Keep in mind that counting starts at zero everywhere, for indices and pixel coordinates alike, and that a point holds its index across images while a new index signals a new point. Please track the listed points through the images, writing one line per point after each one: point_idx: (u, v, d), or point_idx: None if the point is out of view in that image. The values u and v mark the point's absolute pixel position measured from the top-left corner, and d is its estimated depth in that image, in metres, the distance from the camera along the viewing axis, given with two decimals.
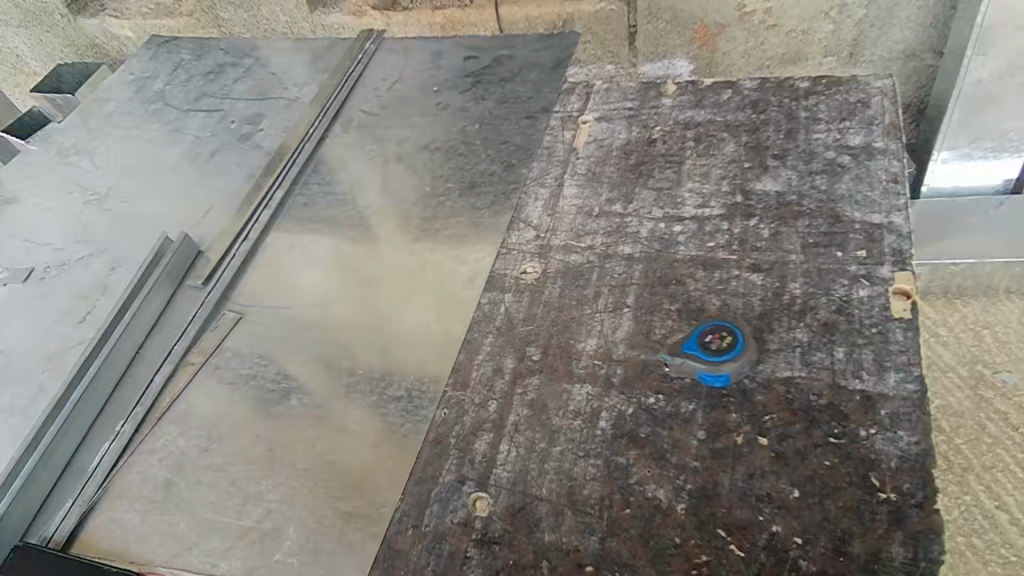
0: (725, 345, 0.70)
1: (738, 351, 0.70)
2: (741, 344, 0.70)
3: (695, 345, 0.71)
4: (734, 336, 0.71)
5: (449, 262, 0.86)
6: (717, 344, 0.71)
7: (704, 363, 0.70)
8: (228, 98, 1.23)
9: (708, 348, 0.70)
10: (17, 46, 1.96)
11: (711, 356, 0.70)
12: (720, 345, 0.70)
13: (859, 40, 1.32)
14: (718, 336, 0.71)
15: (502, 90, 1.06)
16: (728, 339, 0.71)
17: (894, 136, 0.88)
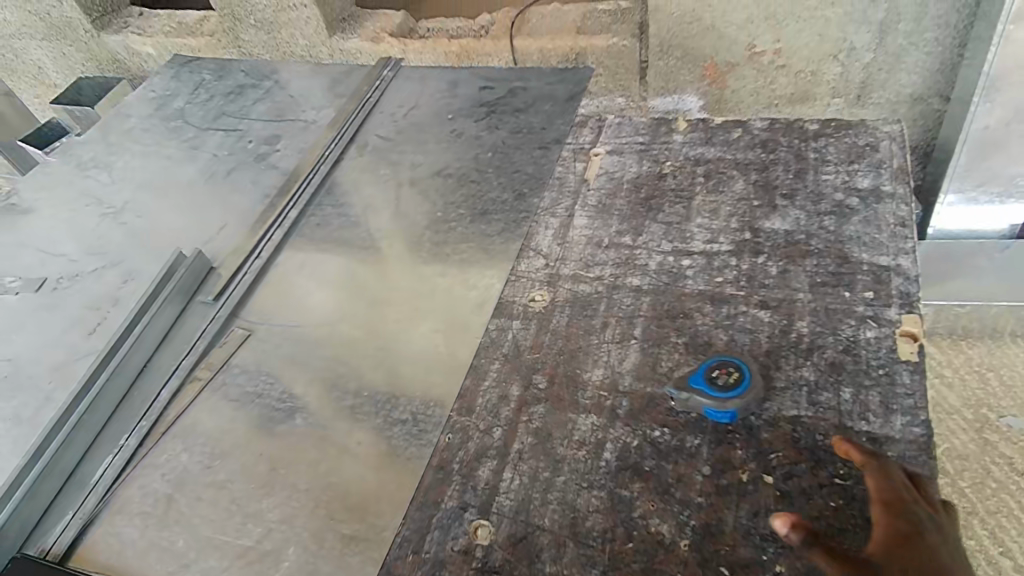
0: (732, 380, 0.70)
1: (745, 388, 0.69)
2: (748, 381, 0.70)
3: (702, 379, 0.71)
4: (742, 372, 0.70)
5: (457, 287, 0.86)
6: (723, 380, 0.70)
7: (710, 399, 0.69)
8: (246, 118, 1.25)
9: (714, 383, 0.70)
10: (40, 59, 2.02)
11: (717, 392, 0.69)
12: (727, 381, 0.70)
13: (867, 83, 1.34)
14: (726, 372, 0.71)
15: (516, 120, 1.08)
16: (735, 375, 0.70)
17: (901, 180, 0.89)
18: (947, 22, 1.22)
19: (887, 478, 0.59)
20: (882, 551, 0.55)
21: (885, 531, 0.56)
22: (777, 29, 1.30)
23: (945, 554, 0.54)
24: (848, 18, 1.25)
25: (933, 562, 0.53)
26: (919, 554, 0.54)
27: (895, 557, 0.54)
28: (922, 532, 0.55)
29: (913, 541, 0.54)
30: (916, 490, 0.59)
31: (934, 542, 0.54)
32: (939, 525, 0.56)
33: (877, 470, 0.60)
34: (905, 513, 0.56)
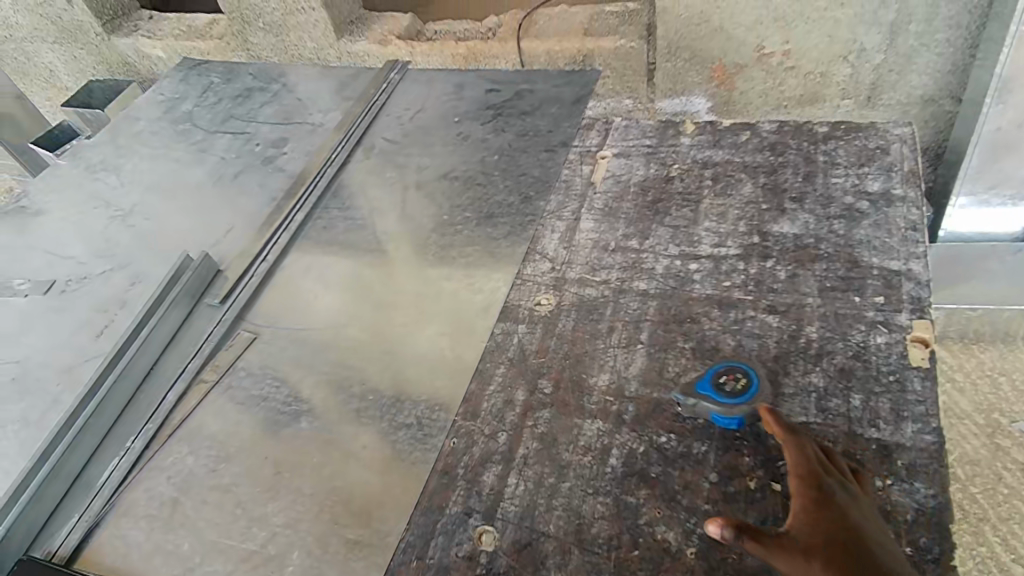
0: (740, 386, 0.69)
1: (752, 394, 0.68)
2: (756, 388, 0.69)
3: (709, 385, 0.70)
4: (749, 379, 0.70)
5: (463, 291, 0.86)
6: (731, 386, 0.69)
7: (718, 404, 0.68)
8: (254, 121, 1.26)
9: (722, 388, 0.69)
10: (51, 62, 2.04)
11: (725, 398, 0.68)
12: (734, 386, 0.69)
13: (877, 84, 1.33)
14: (733, 377, 0.70)
15: (522, 123, 1.08)
16: (743, 381, 0.70)
17: (913, 183, 0.88)
18: (959, 22, 1.21)
19: (801, 447, 0.62)
20: (799, 524, 0.57)
21: (802, 503, 0.58)
22: (786, 30, 1.29)
23: (855, 514, 0.58)
24: (858, 19, 1.24)
25: (846, 527, 0.56)
26: (833, 520, 0.57)
27: (814, 527, 0.57)
28: (834, 496, 0.58)
29: (827, 507, 0.57)
30: (824, 455, 0.62)
31: (845, 503, 0.58)
32: (847, 486, 0.60)
33: (789, 439, 0.63)
34: (819, 481, 0.59)
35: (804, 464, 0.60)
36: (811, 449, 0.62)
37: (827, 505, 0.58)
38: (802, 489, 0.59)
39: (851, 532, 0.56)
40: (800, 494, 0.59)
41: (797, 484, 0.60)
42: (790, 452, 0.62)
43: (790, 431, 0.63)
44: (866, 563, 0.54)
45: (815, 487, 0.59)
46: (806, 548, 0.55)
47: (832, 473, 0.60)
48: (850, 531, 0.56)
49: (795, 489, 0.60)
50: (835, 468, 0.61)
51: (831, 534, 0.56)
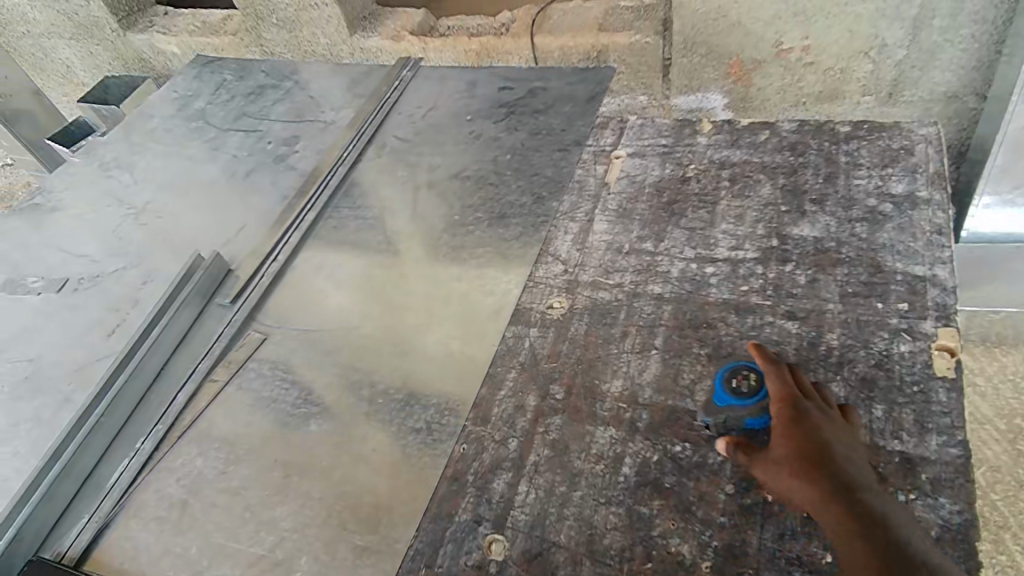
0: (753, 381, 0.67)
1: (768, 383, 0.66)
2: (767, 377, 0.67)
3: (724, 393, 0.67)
4: (755, 372, 0.68)
5: (474, 292, 0.85)
6: (747, 386, 0.66)
7: (750, 410, 0.65)
8: (266, 119, 1.25)
9: (740, 393, 0.66)
10: (68, 58, 2.06)
11: (748, 401, 0.66)
12: (749, 385, 0.67)
13: (899, 81, 1.29)
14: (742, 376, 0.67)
15: (535, 121, 1.06)
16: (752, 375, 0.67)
17: (938, 186, 0.85)
18: (984, 17, 1.16)
19: (781, 373, 0.65)
20: (776, 439, 0.61)
21: (781, 420, 0.62)
22: (805, 25, 1.26)
23: (830, 429, 0.61)
24: (880, 13, 1.20)
25: (821, 442, 0.60)
26: (808, 436, 0.60)
27: (790, 442, 0.60)
28: (811, 415, 0.62)
29: (803, 425, 0.61)
30: (805, 380, 0.65)
31: (821, 421, 0.61)
32: (823, 406, 0.63)
33: (769, 366, 0.66)
34: (797, 401, 0.63)
35: (783, 387, 0.64)
36: (790, 375, 0.65)
37: (803, 423, 0.61)
38: (780, 409, 0.63)
39: (826, 447, 0.60)
40: (777, 413, 0.63)
41: (775, 405, 0.64)
42: (769, 379, 0.65)
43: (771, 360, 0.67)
44: (836, 472, 0.58)
45: (792, 408, 0.62)
46: (780, 461, 0.60)
47: (810, 395, 0.64)
48: (824, 446, 0.60)
49: (775, 409, 0.63)
50: (815, 391, 0.65)
51: (805, 448, 0.60)
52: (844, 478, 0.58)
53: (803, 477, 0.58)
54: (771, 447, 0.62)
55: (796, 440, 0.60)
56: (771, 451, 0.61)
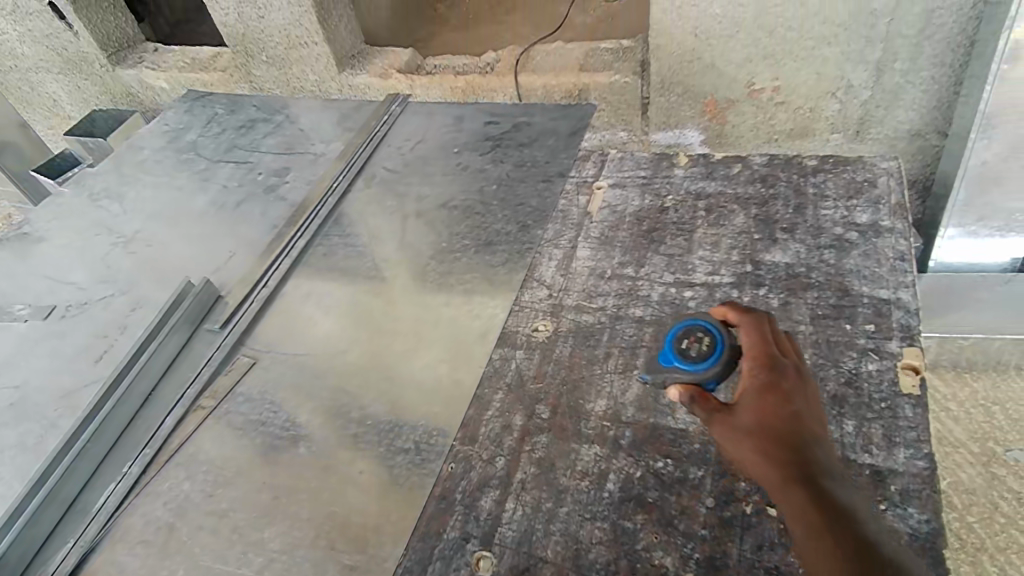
0: (706, 343, 0.69)
1: (719, 348, 0.68)
2: (721, 340, 0.69)
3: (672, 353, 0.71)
4: (709, 333, 0.69)
5: (462, 317, 0.87)
6: (696, 349, 0.69)
7: (698, 377, 0.68)
8: (257, 151, 1.29)
9: (689, 356, 0.69)
10: (55, 92, 2.10)
11: (693, 365, 0.69)
12: (700, 347, 0.69)
13: (865, 119, 1.36)
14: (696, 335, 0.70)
15: (520, 154, 1.11)
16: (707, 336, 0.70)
17: (900, 216, 0.90)
18: (943, 61, 1.24)
19: (759, 337, 0.66)
20: (743, 398, 0.62)
21: (753, 388, 0.62)
22: (775, 67, 1.33)
23: (801, 399, 0.61)
24: (845, 57, 1.28)
25: (789, 410, 0.60)
26: (777, 401, 0.60)
27: (758, 413, 0.60)
28: (783, 379, 0.62)
29: (773, 388, 0.61)
30: (783, 344, 0.66)
31: (792, 388, 0.62)
32: (797, 372, 0.63)
33: (750, 326, 0.68)
34: (771, 368, 0.63)
35: (759, 346, 0.65)
36: (770, 338, 0.66)
37: (774, 387, 0.62)
38: (752, 367, 0.64)
39: (792, 414, 0.60)
40: (748, 371, 0.64)
41: (748, 361, 0.65)
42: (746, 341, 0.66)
43: (752, 319, 0.68)
44: (800, 447, 0.58)
45: (764, 375, 0.63)
46: (745, 430, 0.60)
47: (786, 360, 0.64)
48: (792, 413, 0.60)
49: (747, 370, 0.64)
50: (791, 357, 0.65)
51: (771, 413, 0.60)
52: (805, 449, 0.58)
53: (766, 450, 0.58)
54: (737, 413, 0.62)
55: (763, 410, 0.60)
56: (734, 411, 0.62)
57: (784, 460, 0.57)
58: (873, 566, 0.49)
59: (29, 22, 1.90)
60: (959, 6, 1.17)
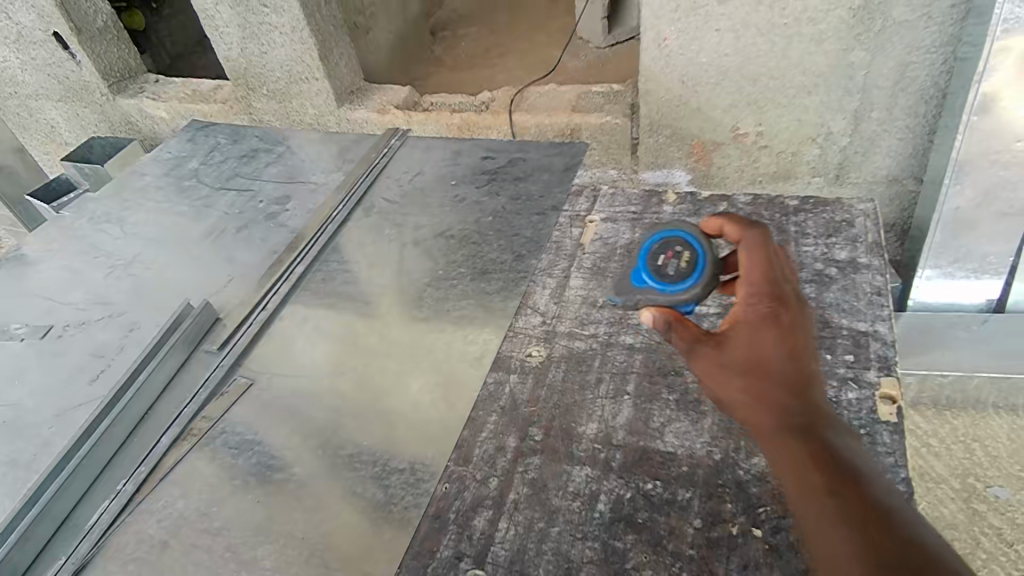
0: (685, 258, 0.83)
1: (698, 270, 0.82)
2: (699, 261, 0.82)
3: (651, 270, 0.85)
4: (688, 255, 0.83)
5: (458, 341, 0.90)
6: (675, 266, 0.83)
7: (675, 298, 0.82)
8: (258, 179, 1.32)
9: (667, 274, 0.83)
10: (54, 119, 2.15)
11: (671, 283, 0.83)
12: (680, 264, 0.83)
13: (845, 164, 1.42)
14: (674, 251, 0.85)
15: (515, 188, 1.15)
16: (686, 250, 0.84)
17: (876, 253, 0.95)
18: (916, 112, 1.31)
19: (760, 275, 0.73)
20: (738, 328, 0.68)
21: (752, 323, 0.68)
22: (758, 113, 1.40)
23: (797, 333, 0.67)
24: (824, 106, 1.35)
25: (783, 345, 0.66)
26: (772, 335, 0.66)
27: (754, 350, 0.66)
28: (781, 312, 0.68)
29: (769, 320, 0.68)
30: (783, 274, 0.73)
31: (788, 327, 0.67)
32: (793, 303, 0.70)
33: (754, 255, 0.75)
34: (771, 308, 0.69)
35: (760, 277, 0.72)
36: (770, 269, 0.73)
37: (771, 319, 0.68)
38: (749, 296, 0.71)
39: (785, 349, 0.66)
40: (745, 299, 0.71)
41: (746, 291, 0.72)
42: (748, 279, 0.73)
43: (753, 243, 0.76)
44: (795, 390, 0.63)
45: (764, 311, 0.69)
46: (742, 367, 0.65)
47: (784, 291, 0.71)
48: (785, 347, 0.66)
49: (747, 304, 0.70)
50: (789, 288, 0.72)
51: (765, 349, 0.66)
52: (794, 386, 0.63)
53: (763, 389, 0.63)
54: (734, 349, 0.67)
55: (759, 348, 0.66)
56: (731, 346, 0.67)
57: (774, 398, 0.63)
58: (863, 501, 0.53)
59: (32, 51, 1.95)
60: (930, 61, 1.24)
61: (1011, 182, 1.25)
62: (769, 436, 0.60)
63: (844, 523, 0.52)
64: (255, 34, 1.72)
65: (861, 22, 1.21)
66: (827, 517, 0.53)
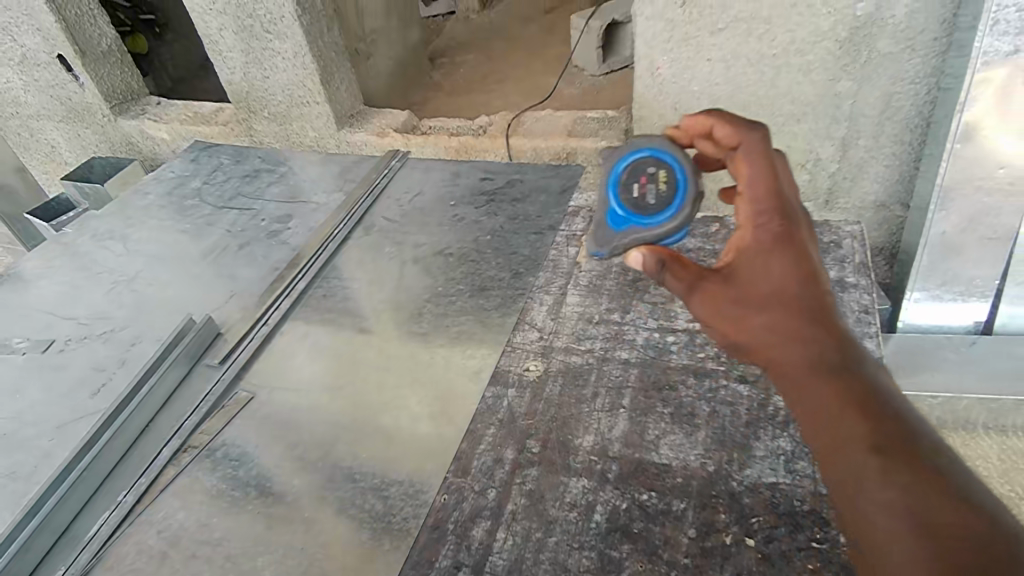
0: (663, 180, 0.82)
1: (678, 194, 0.81)
2: (677, 183, 0.81)
3: (631, 205, 0.83)
4: (666, 178, 0.82)
5: (458, 355, 0.92)
6: (654, 192, 0.82)
7: (662, 229, 0.81)
8: (260, 199, 1.34)
9: (647, 202, 0.82)
10: (54, 139, 2.18)
11: (651, 212, 0.82)
12: (659, 187, 0.82)
13: (834, 189, 1.38)
14: (647, 175, 0.83)
15: (513, 208, 1.18)
16: (659, 170, 0.82)
17: (863, 274, 0.98)
18: (902, 139, 1.28)
19: (767, 190, 0.66)
20: (746, 255, 0.63)
21: (767, 248, 0.63)
22: None
23: (809, 256, 0.62)
24: (813, 133, 1.32)
25: (797, 270, 0.61)
26: (785, 259, 0.62)
27: (773, 279, 0.61)
28: (793, 233, 0.63)
29: (780, 243, 0.63)
30: (786, 188, 0.67)
31: (803, 250, 0.63)
32: (801, 221, 0.65)
33: (753, 165, 0.68)
34: (784, 230, 0.64)
35: (766, 193, 0.66)
36: (775, 181, 0.67)
37: (781, 241, 0.63)
38: (757, 216, 0.65)
39: (800, 274, 0.61)
40: (750, 219, 0.65)
41: (752, 209, 0.66)
42: (754, 194, 0.67)
43: (753, 150, 0.69)
44: (820, 324, 0.59)
45: (778, 233, 0.63)
46: (765, 301, 0.61)
47: (790, 207, 0.66)
48: (799, 274, 0.61)
49: (758, 225, 0.64)
50: (795, 206, 0.67)
51: (779, 277, 0.61)
52: (818, 319, 0.59)
53: (786, 324, 0.59)
54: (751, 277, 0.62)
55: (779, 276, 0.61)
56: (748, 275, 0.62)
57: (800, 334, 0.58)
58: (909, 449, 0.49)
59: (36, 72, 1.99)
60: (915, 92, 1.21)
61: (995, 208, 1.19)
62: (800, 378, 0.57)
63: (892, 476, 0.48)
64: (258, 59, 1.76)
65: (847, 53, 1.19)
66: (871, 470, 0.49)
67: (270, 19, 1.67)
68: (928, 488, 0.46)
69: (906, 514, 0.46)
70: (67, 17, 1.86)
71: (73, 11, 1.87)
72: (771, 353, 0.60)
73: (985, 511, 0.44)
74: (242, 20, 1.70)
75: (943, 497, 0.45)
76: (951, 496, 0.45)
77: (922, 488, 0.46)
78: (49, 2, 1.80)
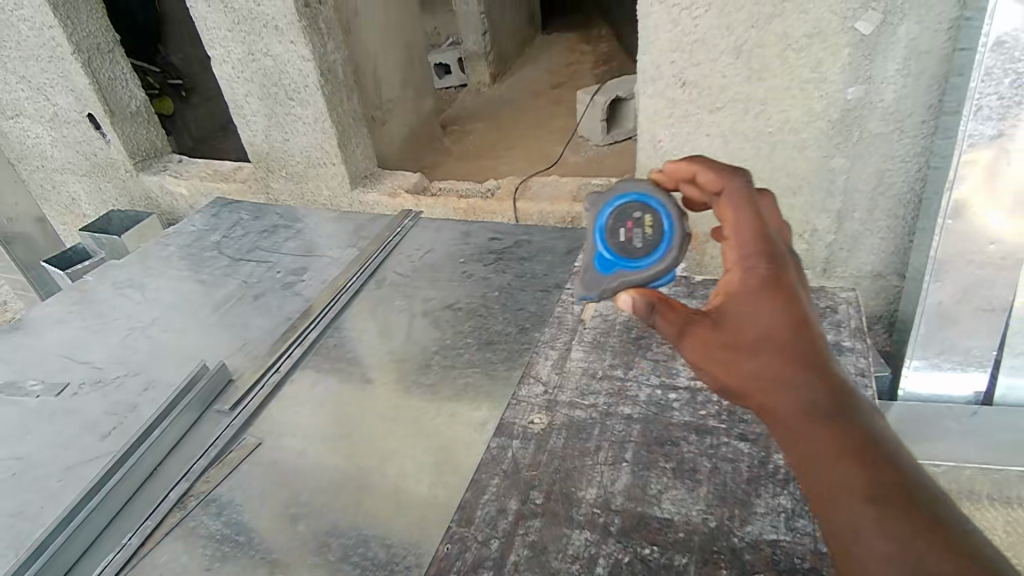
0: (649, 224, 0.82)
1: (665, 240, 0.81)
2: (662, 228, 0.81)
3: (618, 249, 0.83)
4: (652, 224, 0.82)
5: (465, 407, 0.94)
6: (641, 238, 0.82)
7: (650, 275, 0.81)
8: (276, 252, 1.40)
9: (636, 248, 0.82)
10: (76, 192, 2.27)
11: (640, 258, 0.81)
12: (646, 232, 0.82)
13: (831, 259, 1.43)
14: (633, 219, 0.83)
15: (520, 267, 1.23)
16: (645, 215, 0.82)
17: (859, 337, 1.02)
18: (895, 213, 1.34)
19: (753, 234, 0.65)
20: (734, 299, 0.62)
21: (758, 292, 0.61)
22: None
23: (800, 299, 0.61)
24: (809, 205, 1.37)
25: (788, 315, 0.60)
26: (775, 304, 0.60)
27: (765, 325, 0.60)
28: (783, 277, 0.62)
29: (770, 287, 0.61)
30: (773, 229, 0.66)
31: (795, 293, 0.61)
32: (789, 263, 0.64)
33: (736, 209, 0.67)
34: (774, 274, 0.62)
35: (754, 236, 0.65)
36: (761, 222, 0.66)
37: (771, 285, 0.61)
38: (745, 259, 0.63)
39: (792, 319, 0.60)
40: (738, 263, 0.63)
41: (740, 252, 0.64)
42: (742, 238, 0.65)
43: (736, 195, 0.68)
44: (813, 370, 0.58)
45: (768, 278, 0.61)
46: (757, 348, 0.60)
47: (778, 248, 0.64)
48: (792, 318, 0.60)
49: (747, 270, 0.63)
50: (782, 246, 0.66)
51: (770, 322, 0.60)
52: (811, 365, 0.59)
53: (779, 371, 0.58)
54: (742, 324, 0.61)
55: (772, 322, 0.60)
56: (739, 323, 0.61)
57: (795, 381, 0.58)
58: (906, 499, 0.49)
59: (66, 130, 2.10)
60: (905, 169, 1.28)
61: (988, 280, 1.21)
62: (795, 426, 0.56)
63: (890, 528, 0.48)
64: (281, 123, 1.87)
65: (839, 132, 1.27)
66: (869, 522, 0.49)
67: (295, 88, 1.79)
68: (925, 539, 0.47)
69: (902, 565, 0.47)
70: (100, 79, 1.98)
71: (106, 75, 1.99)
72: (765, 399, 0.59)
73: (984, 560, 0.45)
74: (268, 88, 1.81)
75: (943, 548, 0.46)
76: (949, 547, 0.46)
77: (918, 540, 0.47)
78: (85, 66, 1.93)
